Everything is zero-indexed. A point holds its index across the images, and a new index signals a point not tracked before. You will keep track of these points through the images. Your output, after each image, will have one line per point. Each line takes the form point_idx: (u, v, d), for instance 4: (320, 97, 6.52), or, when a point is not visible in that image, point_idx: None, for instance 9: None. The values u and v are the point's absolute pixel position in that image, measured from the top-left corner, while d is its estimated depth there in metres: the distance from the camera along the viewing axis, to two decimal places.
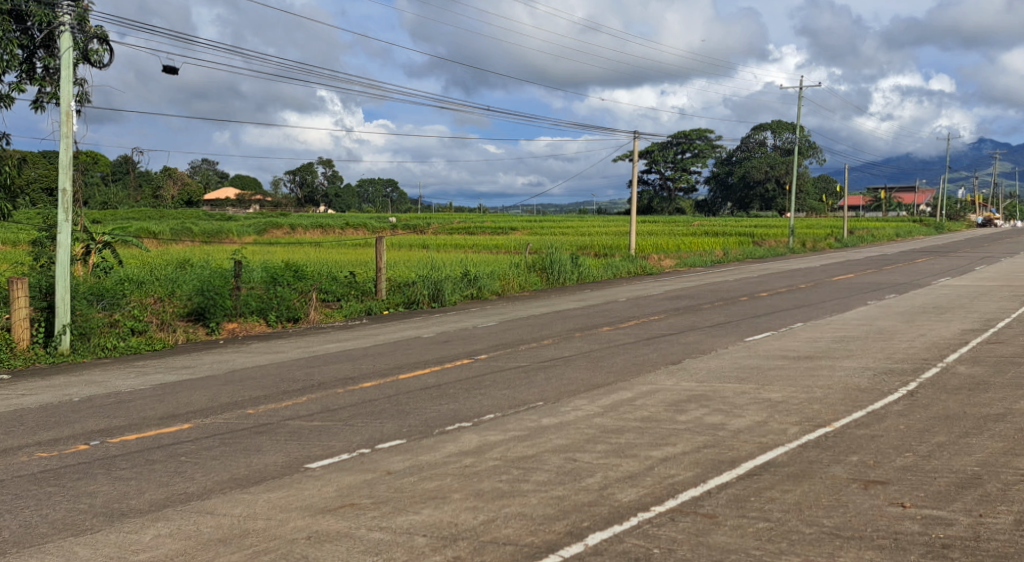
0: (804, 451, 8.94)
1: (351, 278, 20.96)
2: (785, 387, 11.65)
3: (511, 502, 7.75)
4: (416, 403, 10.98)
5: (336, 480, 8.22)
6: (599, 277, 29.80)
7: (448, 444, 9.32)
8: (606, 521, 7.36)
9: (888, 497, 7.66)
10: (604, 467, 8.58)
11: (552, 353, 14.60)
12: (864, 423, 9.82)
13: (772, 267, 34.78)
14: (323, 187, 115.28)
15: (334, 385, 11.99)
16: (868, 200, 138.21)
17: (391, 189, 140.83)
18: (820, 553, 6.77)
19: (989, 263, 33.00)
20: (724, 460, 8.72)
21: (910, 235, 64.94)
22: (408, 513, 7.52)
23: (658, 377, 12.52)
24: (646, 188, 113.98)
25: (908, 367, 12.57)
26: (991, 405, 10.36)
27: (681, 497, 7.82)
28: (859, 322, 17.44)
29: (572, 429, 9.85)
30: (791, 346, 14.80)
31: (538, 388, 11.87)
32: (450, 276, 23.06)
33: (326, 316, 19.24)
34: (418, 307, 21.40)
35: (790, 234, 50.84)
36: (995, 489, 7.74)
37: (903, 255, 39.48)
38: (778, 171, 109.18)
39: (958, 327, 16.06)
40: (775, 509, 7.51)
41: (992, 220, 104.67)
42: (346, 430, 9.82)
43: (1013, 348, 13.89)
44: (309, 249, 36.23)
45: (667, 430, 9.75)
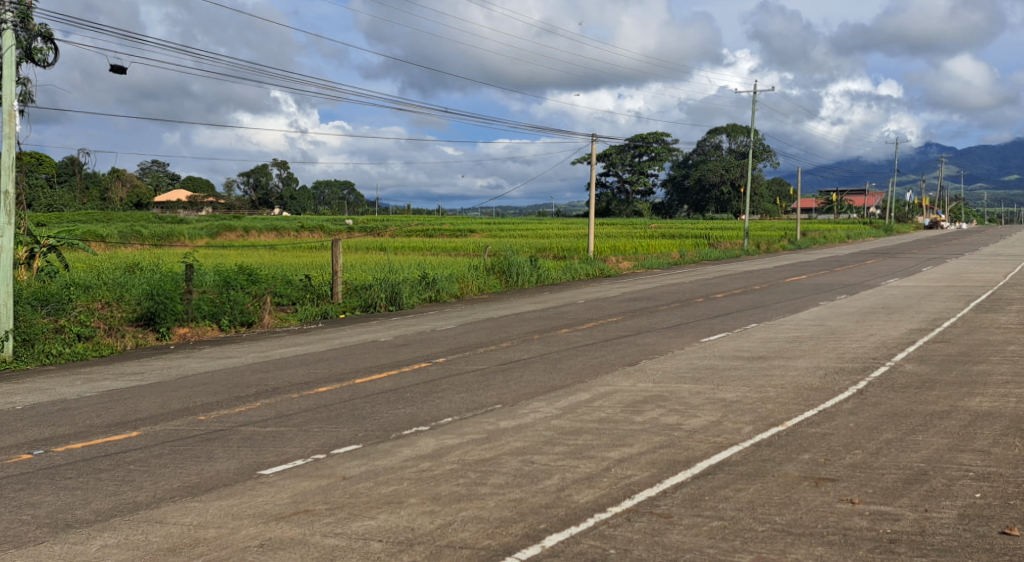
0: (757, 450, 9.05)
1: (306, 282, 20.77)
2: (739, 387, 11.79)
3: (468, 505, 7.76)
4: (373, 408, 10.93)
5: (290, 486, 8.17)
6: (558, 279, 29.95)
7: (405, 448, 9.30)
8: (563, 523, 7.40)
9: (837, 494, 7.79)
10: (562, 468, 8.63)
11: (510, 355, 14.62)
12: (815, 421, 9.96)
13: (726, 268, 35.34)
14: (277, 189, 114.63)
15: (288, 389, 11.91)
16: (821, 203, 140.53)
17: (348, 191, 140.62)
18: (773, 550, 6.85)
19: (936, 264, 33.86)
20: (679, 460, 8.80)
21: (859, 235, 66.42)
22: (364, 518, 7.49)
23: (616, 378, 12.59)
24: (604, 191, 114.71)
25: (857, 367, 12.75)
26: (937, 402, 10.56)
27: (637, 497, 7.88)
28: (811, 322, 17.70)
29: (530, 431, 9.89)
30: (746, 346, 14.98)
31: (496, 391, 11.88)
32: (409, 279, 23.03)
33: (281, 320, 19.11)
34: (375, 310, 21.29)
35: (745, 235, 51.53)
36: (940, 485, 7.89)
37: (853, 256, 40.21)
38: (733, 174, 110.61)
39: (907, 327, 16.36)
40: (728, 508, 7.59)
41: (939, 222, 107.04)
42: (302, 435, 9.75)
43: (959, 347, 14.19)
44: (263, 252, 35.92)
45: (623, 430, 9.84)
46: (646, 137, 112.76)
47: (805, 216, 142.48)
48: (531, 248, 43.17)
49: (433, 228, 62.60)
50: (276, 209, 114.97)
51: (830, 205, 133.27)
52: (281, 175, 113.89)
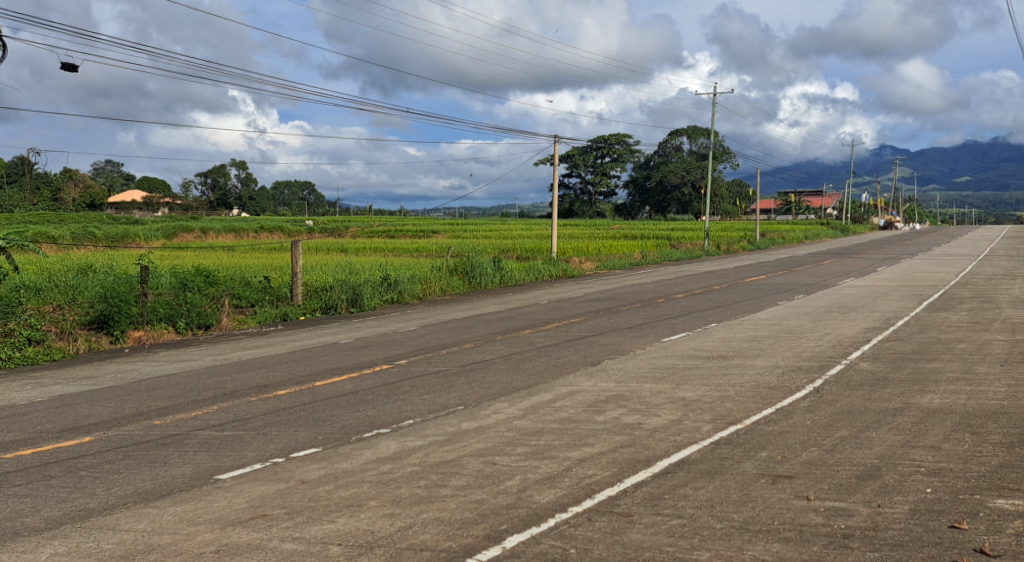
0: (716, 448, 9.14)
1: (265, 283, 20.61)
2: (698, 386, 11.87)
3: (429, 507, 7.74)
4: (333, 411, 10.86)
5: (247, 491, 8.10)
6: (521, 280, 29.98)
7: (365, 450, 9.26)
8: (524, 523, 7.41)
9: (794, 490, 7.88)
10: (523, 468, 8.64)
11: (472, 357, 14.59)
12: (772, 420, 10.05)
13: (688, 269, 35.59)
14: (236, 189, 113.65)
15: (246, 392, 11.80)
16: (781, 203, 141.98)
17: (308, 191, 139.75)
18: (731, 546, 6.92)
19: (890, 264, 34.37)
20: (640, 459, 8.85)
21: (816, 235, 67.32)
22: (323, 522, 7.45)
23: (578, 378, 12.63)
24: (567, 192, 115.07)
25: (814, 366, 12.89)
26: (890, 400, 10.71)
27: (597, 496, 7.91)
28: (770, 322, 17.87)
29: (491, 432, 9.90)
30: (706, 346, 15.08)
31: (458, 392, 11.87)
32: (369, 280, 22.92)
33: (239, 322, 18.91)
34: (336, 311, 21.17)
35: (706, 235, 51.88)
36: (892, 480, 8.02)
37: (811, 256, 40.69)
38: (694, 175, 111.40)
39: (863, 326, 16.57)
40: (687, 506, 7.65)
41: (894, 223, 108.62)
42: (260, 439, 9.68)
43: (912, 345, 14.39)
44: (221, 252, 35.58)
45: (585, 430, 9.88)
46: (608, 139, 113.23)
47: (765, 217, 143.94)
48: (494, 249, 43.14)
49: (397, 229, 62.48)
50: (235, 209, 113.99)
51: (788, 205, 134.82)
52: (240, 175, 112.88)
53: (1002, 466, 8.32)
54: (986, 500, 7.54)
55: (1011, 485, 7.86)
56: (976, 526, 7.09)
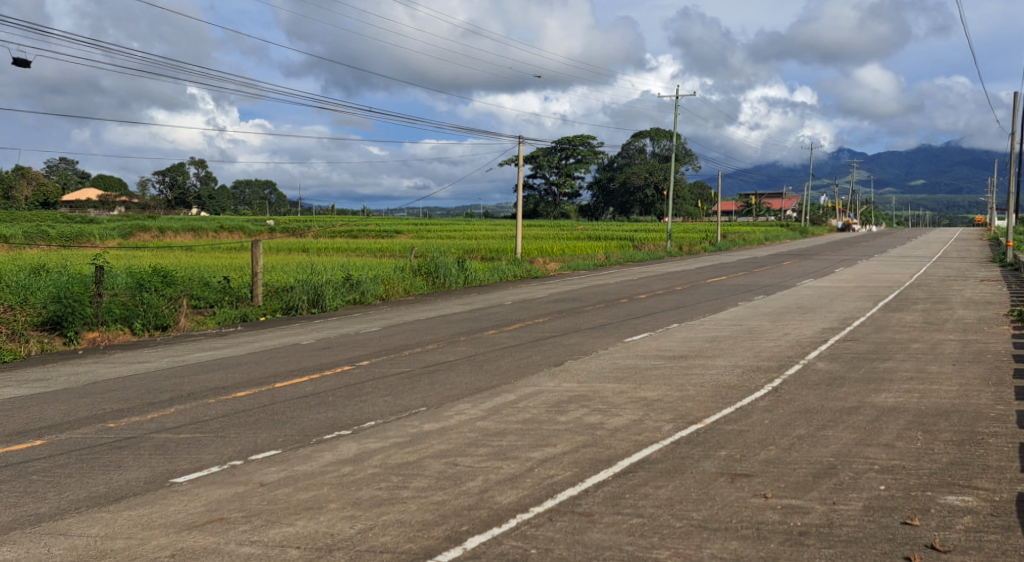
0: (676, 447, 9.18)
1: (225, 284, 20.39)
2: (660, 386, 11.93)
3: (389, 509, 7.70)
4: (293, 412, 10.79)
5: (204, 494, 8.00)
6: (485, 281, 29.93)
7: (326, 452, 9.21)
8: (485, 525, 7.39)
9: (752, 489, 7.94)
10: (485, 469, 8.63)
11: (435, 358, 14.54)
12: (732, 419, 10.12)
13: (651, 270, 35.64)
14: (195, 188, 112.47)
15: (204, 395, 11.66)
16: (741, 205, 143.27)
17: (269, 190, 138.60)
18: (689, 545, 6.96)
19: (848, 266, 34.68)
20: (601, 458, 8.88)
21: (776, 238, 67.82)
22: (281, 525, 7.38)
23: (541, 378, 12.64)
24: (531, 193, 115.16)
25: (773, 365, 13.01)
26: (847, 399, 10.83)
27: (559, 496, 7.92)
28: (730, 322, 18.01)
29: (453, 433, 9.86)
30: (668, 346, 15.18)
31: (421, 394, 11.82)
32: (331, 280, 22.76)
33: (197, 323, 18.68)
34: (297, 312, 21.00)
35: (668, 237, 52.29)
36: (848, 478, 8.11)
37: (771, 258, 41.10)
38: (657, 177, 111.90)
39: (821, 326, 16.75)
40: (647, 505, 7.67)
41: (851, 225, 110.02)
42: (218, 442, 9.57)
43: (868, 345, 14.59)
44: (177, 252, 35.16)
45: (547, 430, 9.88)
46: (572, 139, 113.40)
47: (726, 218, 145.26)
48: (458, 249, 43.07)
49: (359, 229, 62.03)
50: (194, 209, 112.62)
51: (749, 207, 136.26)
52: (199, 174, 111.51)
53: (953, 463, 8.44)
54: (938, 497, 7.65)
55: (962, 482, 7.98)
56: (927, 522, 7.19)
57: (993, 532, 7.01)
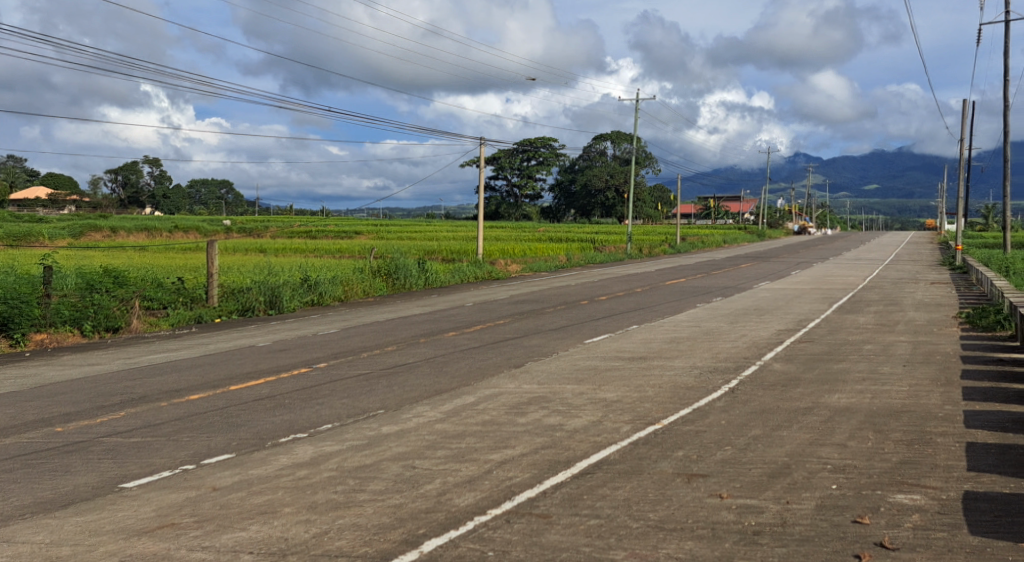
0: (634, 448, 9.19)
1: (179, 285, 20.12)
2: (619, 387, 11.97)
3: (345, 513, 7.62)
4: (249, 415, 10.65)
5: (155, 500, 7.87)
6: (445, 282, 29.83)
7: (281, 456, 9.09)
8: (442, 527, 7.34)
9: (708, 489, 7.97)
10: (443, 472, 8.57)
11: (395, 360, 14.45)
12: (690, 419, 10.17)
13: (611, 271, 35.74)
14: (149, 188, 111.02)
15: (156, 398, 11.47)
16: (700, 208, 144.45)
17: (225, 190, 137.21)
18: (646, 545, 6.96)
19: (805, 268, 35.05)
20: (560, 460, 8.87)
21: (733, 240, 68.45)
22: (234, 530, 7.28)
23: (500, 380, 12.61)
24: (492, 195, 115.17)
25: (730, 366, 13.10)
26: (801, 400, 10.92)
27: (517, 498, 7.88)
28: (688, 323, 18.11)
29: (412, 436, 9.79)
30: (627, 347, 15.23)
31: (379, 396, 11.74)
32: (289, 281, 22.55)
33: (150, 324, 18.41)
34: (254, 314, 20.78)
35: (628, 239, 52.52)
36: (802, 477, 8.17)
37: (729, 261, 41.47)
38: (618, 180, 112.39)
39: (777, 328, 16.89)
40: (605, 506, 7.67)
41: (808, 228, 111.34)
42: (169, 445, 9.41)
43: (822, 346, 14.76)
44: (130, 252, 34.67)
45: (507, 432, 9.85)
46: (533, 141, 113.52)
47: (685, 221, 146.23)
48: (419, 250, 42.96)
49: (317, 230, 61.60)
50: (148, 209, 111.21)
51: (708, 210, 137.42)
52: (154, 173, 110.03)
53: (904, 462, 8.54)
54: (887, 495, 7.74)
55: (911, 481, 8.07)
56: (877, 520, 7.26)
57: (941, 530, 7.09)
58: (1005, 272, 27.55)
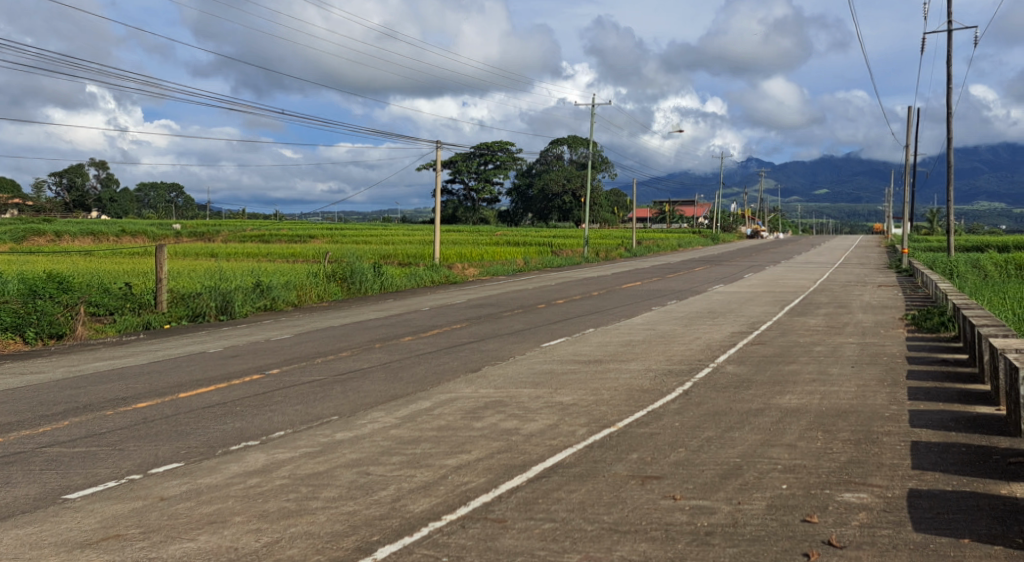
0: (589, 450, 9.19)
1: (126, 290, 19.77)
2: (575, 390, 11.95)
3: (297, 521, 7.50)
4: (198, 423, 10.46)
5: (99, 511, 7.69)
6: (401, 286, 29.66)
7: (231, 464, 8.94)
8: (396, 534, 7.25)
9: (662, 490, 7.97)
10: (398, 478, 8.47)
11: (348, 366, 14.30)
12: (644, 422, 10.18)
13: (567, 275, 35.85)
14: (95, 191, 109.02)
15: (101, 406, 11.23)
16: (655, 213, 145.46)
17: (175, 193, 135.31)
18: (600, 548, 6.93)
19: (757, 271, 35.41)
20: (516, 464, 8.82)
21: (687, 244, 68.90)
22: (182, 541, 7.13)
23: (456, 385, 12.54)
24: (449, 198, 114.92)
25: (684, 368, 13.18)
26: (753, 401, 10.99)
27: (472, 503, 7.82)
28: (644, 326, 18.17)
29: (366, 442, 9.68)
30: (584, 351, 15.23)
31: (333, 402, 11.61)
32: (241, 286, 22.28)
33: (96, 332, 18.09)
34: (204, 320, 20.48)
35: (585, 243, 52.58)
36: (753, 477, 8.20)
37: (683, 264, 41.79)
38: (574, 184, 112.73)
39: (730, 331, 16.98)
40: (560, 510, 7.64)
41: (760, 232, 112.59)
42: (115, 455, 9.22)
43: (774, 348, 14.89)
44: (76, 257, 34.08)
45: (462, 437, 9.79)
46: (490, 145, 113.42)
47: (641, 226, 147.01)
48: (373, 254, 42.74)
49: (269, 234, 60.97)
50: (95, 212, 109.43)
51: (663, 215, 138.41)
52: (99, 175, 108.25)
53: (851, 461, 8.62)
54: (835, 494, 7.80)
55: (858, 479, 8.15)
56: (825, 519, 7.31)
57: (886, 527, 7.15)
58: (950, 275, 28.07)
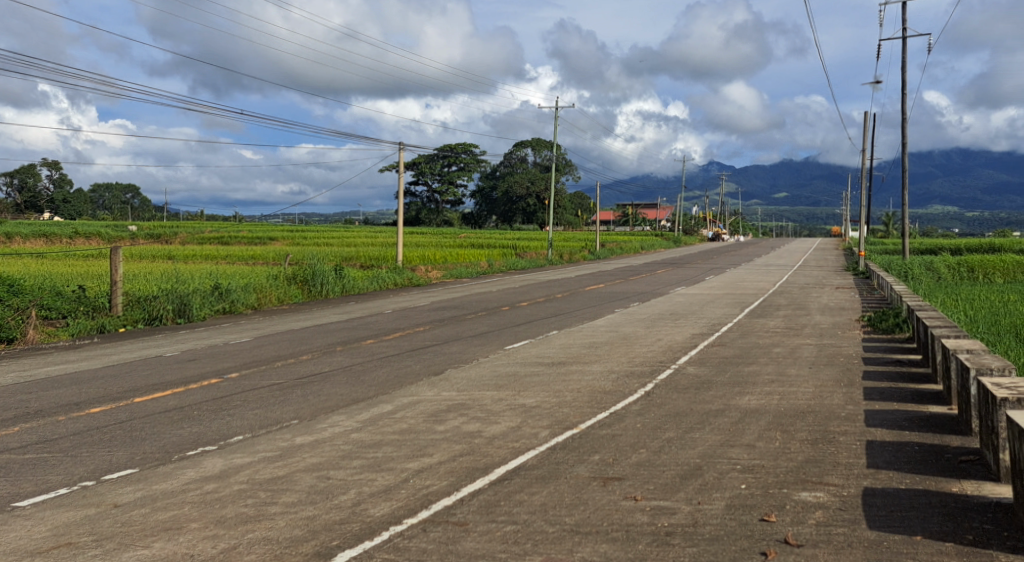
0: (552, 453, 9.13)
1: (80, 293, 19.44)
2: (538, 392, 11.90)
3: (255, 527, 7.38)
4: (153, 429, 10.28)
5: (50, 518, 7.51)
6: (363, 289, 29.42)
7: (188, 470, 8.78)
8: (356, 538, 7.16)
9: (623, 492, 7.95)
10: (358, 482, 8.38)
11: (309, 369, 14.14)
12: (606, 423, 10.16)
13: (532, 278, 35.63)
14: (48, 192, 106.84)
15: (54, 412, 11.00)
16: (619, 215, 146.03)
17: (132, 195, 133.24)
18: (561, 550, 6.88)
19: (718, 274, 35.49)
20: (478, 467, 8.75)
21: (650, 247, 69.20)
22: (136, 548, 6.98)
23: (418, 388, 12.45)
24: (412, 200, 114.40)
25: (645, 370, 13.19)
26: (713, 402, 11.02)
27: (433, 507, 7.74)
28: (606, 328, 18.17)
29: (327, 446, 9.56)
30: (547, 353, 15.20)
31: (293, 406, 11.46)
32: (199, 290, 21.97)
33: (48, 335, 17.74)
34: (161, 323, 20.16)
35: (549, 246, 52.67)
36: (712, 478, 8.21)
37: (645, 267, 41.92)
38: (538, 187, 112.82)
39: (691, 332, 17.04)
40: (522, 512, 7.58)
41: (721, 235, 113.43)
42: (67, 461, 9.03)
43: (735, 350, 14.95)
44: (29, 259, 33.42)
45: (425, 440, 9.71)
46: (454, 147, 113.06)
47: (604, 229, 147.48)
48: (335, 256, 42.34)
49: (228, 236, 60.20)
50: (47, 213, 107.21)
51: (625, 218, 139.04)
52: (52, 176, 106.08)
53: (809, 461, 8.66)
54: (792, 493, 7.82)
55: (815, 478, 8.18)
56: (783, 518, 7.33)
57: (842, 526, 7.18)
58: (906, 277, 28.45)
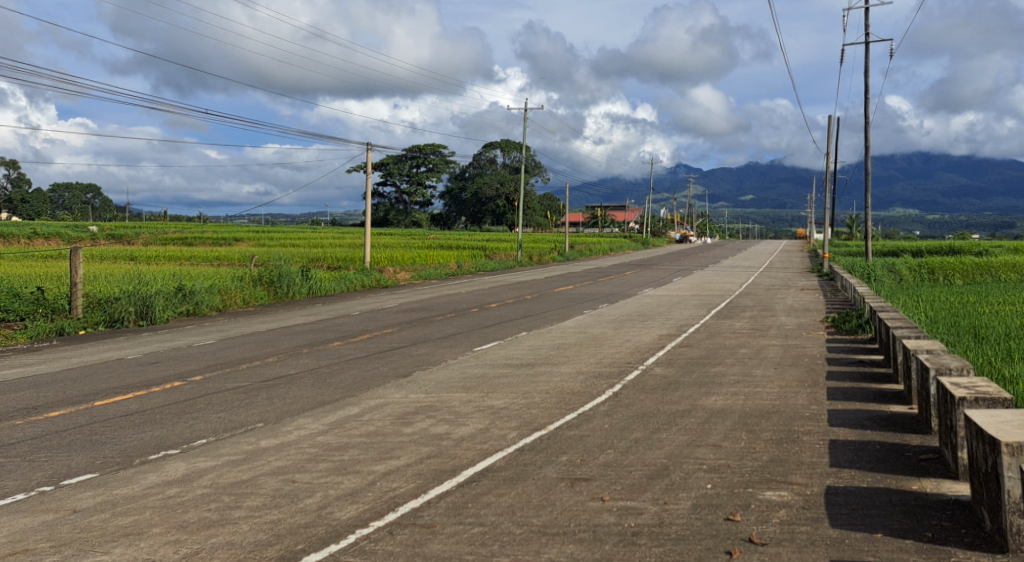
0: (519, 454, 9.07)
1: (38, 295, 19.13)
2: (506, 394, 11.84)
3: (218, 531, 7.26)
4: (113, 432, 10.09)
5: (7, 525, 7.34)
6: (330, 290, 29.20)
7: (149, 474, 8.63)
8: (321, 542, 7.06)
9: (590, 493, 7.91)
10: (324, 485, 8.28)
11: (274, 371, 13.97)
12: (573, 424, 10.12)
13: (502, 279, 35.56)
14: (7, 192, 105.19)
15: (10, 416, 10.77)
16: (587, 217, 146.44)
17: (94, 196, 131.55)
18: (528, 551, 6.82)
19: (686, 275, 35.67)
20: (445, 469, 8.67)
21: (619, 249, 69.27)
22: (95, 554, 6.83)
23: (385, 390, 12.35)
24: (380, 201, 113.94)
25: (613, 371, 13.17)
26: (680, 402, 11.02)
27: (400, 509, 7.66)
28: (574, 329, 18.16)
29: (291, 449, 9.44)
30: (515, 354, 15.15)
31: (257, 409, 11.32)
32: (162, 291, 21.69)
33: (6, 338, 17.42)
34: (122, 324, 19.92)
35: (518, 247, 52.69)
36: (679, 478, 8.19)
37: (613, 268, 41.99)
38: (508, 189, 112.82)
39: (659, 333, 17.07)
40: (489, 514, 7.51)
41: (688, 236, 114.01)
42: (25, 466, 8.84)
43: (702, 350, 14.98)
44: None
45: (391, 442, 9.61)
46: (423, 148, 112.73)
47: (572, 230, 147.75)
48: (302, 257, 42.06)
49: (192, 237, 59.57)
50: (6, 214, 105.51)
51: (594, 219, 139.36)
52: (11, 176, 104.46)
53: (774, 460, 8.67)
54: (758, 493, 7.82)
55: (780, 478, 8.20)
56: (748, 517, 7.33)
57: (805, 524, 7.19)
58: (869, 278, 28.75)
